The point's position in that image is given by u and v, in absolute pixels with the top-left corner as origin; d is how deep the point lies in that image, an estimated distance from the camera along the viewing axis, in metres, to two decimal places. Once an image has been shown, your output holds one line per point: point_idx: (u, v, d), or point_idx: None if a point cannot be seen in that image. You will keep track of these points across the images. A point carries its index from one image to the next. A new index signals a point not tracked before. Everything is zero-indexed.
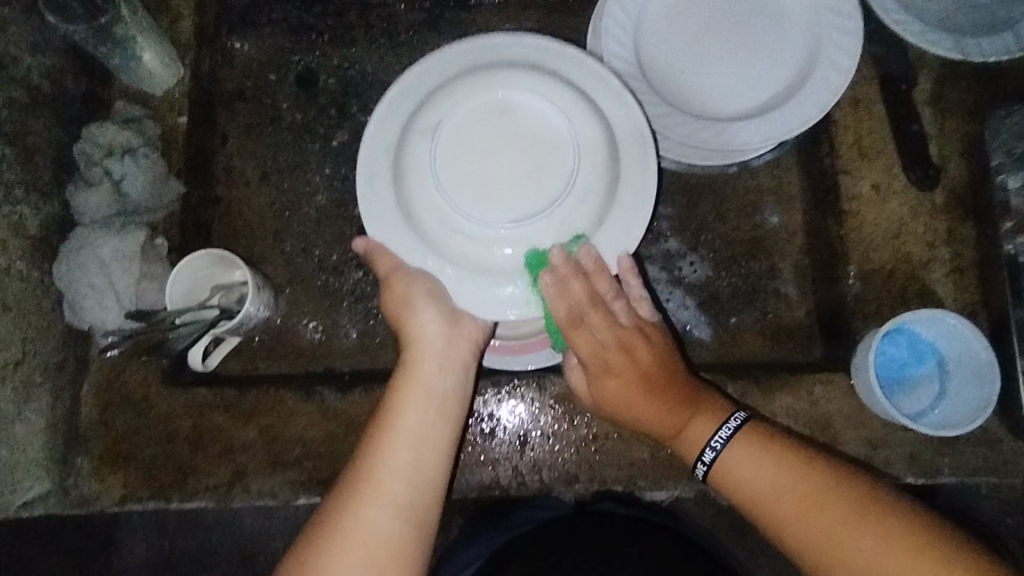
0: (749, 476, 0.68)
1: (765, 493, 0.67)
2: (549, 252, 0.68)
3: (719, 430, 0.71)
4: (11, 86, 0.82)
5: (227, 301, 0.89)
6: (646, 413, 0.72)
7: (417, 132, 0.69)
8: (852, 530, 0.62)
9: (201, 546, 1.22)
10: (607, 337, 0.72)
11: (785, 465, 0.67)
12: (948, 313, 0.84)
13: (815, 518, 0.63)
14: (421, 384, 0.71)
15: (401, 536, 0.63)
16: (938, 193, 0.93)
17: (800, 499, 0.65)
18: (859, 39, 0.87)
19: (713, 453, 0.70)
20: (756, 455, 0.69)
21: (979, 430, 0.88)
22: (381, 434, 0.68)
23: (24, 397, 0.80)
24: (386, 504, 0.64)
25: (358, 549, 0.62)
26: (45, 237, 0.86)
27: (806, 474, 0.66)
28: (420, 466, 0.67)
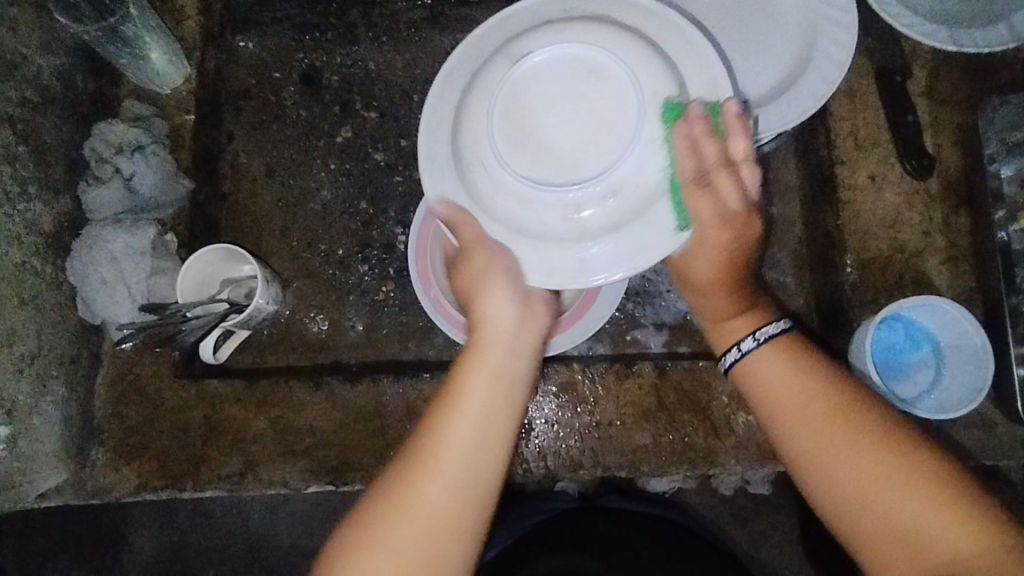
0: (770, 381, 0.68)
1: (768, 394, 0.67)
2: (567, 234, 0.65)
3: (759, 332, 0.71)
4: (23, 85, 0.83)
5: (236, 295, 0.92)
6: (729, 225, 0.64)
7: (506, 54, 0.66)
8: (840, 440, 0.61)
9: (212, 540, 1.24)
10: (731, 196, 0.63)
11: (797, 376, 0.67)
12: (941, 299, 0.86)
13: (802, 422, 0.64)
14: (494, 361, 0.66)
15: (460, 517, 0.60)
16: (933, 182, 0.94)
17: (798, 404, 0.65)
18: (855, 32, 0.88)
19: (739, 354, 0.71)
20: (776, 362, 0.68)
21: (975, 414, 0.89)
22: (444, 410, 0.64)
23: (40, 390, 0.81)
24: (446, 484, 0.60)
25: (413, 529, 0.58)
26: (57, 233, 0.88)
27: (818, 386, 0.65)
28: (484, 446, 0.62)
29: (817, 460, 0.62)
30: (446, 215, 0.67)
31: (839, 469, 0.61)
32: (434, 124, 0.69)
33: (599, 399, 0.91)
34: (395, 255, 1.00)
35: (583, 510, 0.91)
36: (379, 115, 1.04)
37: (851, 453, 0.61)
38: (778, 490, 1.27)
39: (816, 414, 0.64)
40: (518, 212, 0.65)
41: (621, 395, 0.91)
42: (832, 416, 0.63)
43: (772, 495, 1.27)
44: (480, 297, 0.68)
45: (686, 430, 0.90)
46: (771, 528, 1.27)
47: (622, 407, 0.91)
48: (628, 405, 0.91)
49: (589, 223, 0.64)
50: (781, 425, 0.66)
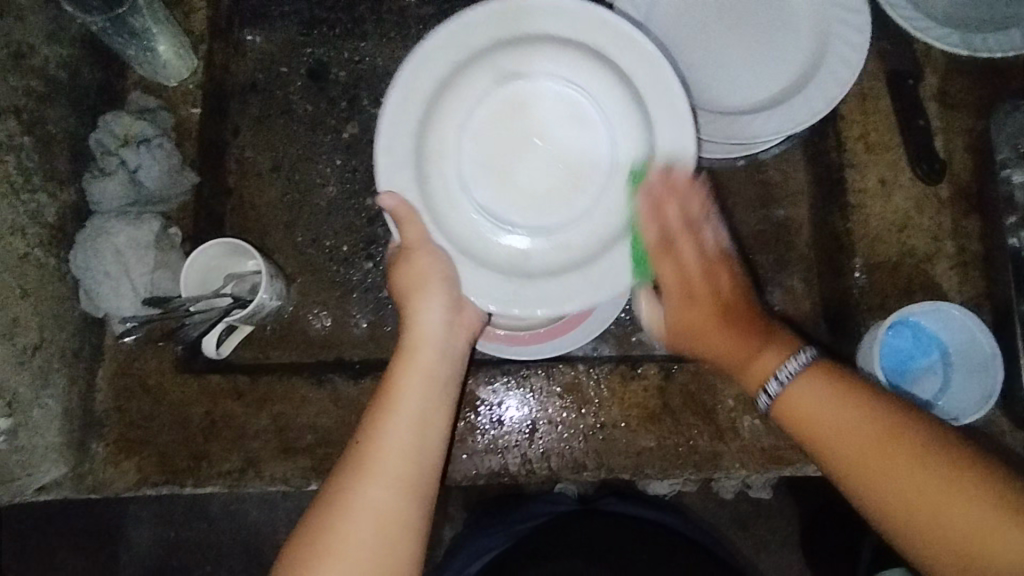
0: (808, 404, 0.65)
1: (816, 429, 0.64)
2: (497, 253, 0.75)
3: (793, 360, 0.68)
4: (30, 75, 0.83)
5: (240, 290, 0.90)
6: (693, 287, 0.75)
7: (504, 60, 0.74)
8: (902, 471, 0.59)
9: (208, 537, 1.23)
10: (691, 263, 0.75)
11: (842, 406, 0.63)
12: (952, 306, 0.85)
13: (862, 455, 0.61)
14: (425, 363, 0.73)
15: (405, 510, 0.64)
16: (943, 187, 0.94)
17: (849, 438, 0.62)
18: (868, 34, 0.87)
19: (775, 390, 0.68)
20: (818, 391, 0.65)
21: (983, 421, 0.89)
22: (381, 411, 0.69)
23: (42, 382, 0.81)
24: (387, 477, 0.65)
25: (361, 520, 0.62)
26: (61, 225, 0.87)
27: (867, 411, 0.62)
28: (418, 440, 0.68)
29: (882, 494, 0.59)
30: (393, 209, 0.71)
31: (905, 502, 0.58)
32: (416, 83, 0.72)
33: (604, 401, 0.90)
34: None
35: (582, 514, 0.90)
36: None
37: (920, 486, 0.58)
38: (779, 495, 1.26)
39: (873, 446, 0.61)
40: (462, 219, 0.75)
41: (626, 397, 0.91)
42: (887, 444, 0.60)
43: (774, 500, 1.26)
44: (411, 306, 0.74)
45: (691, 433, 0.89)
46: (772, 533, 1.26)
47: (626, 409, 0.90)
48: (633, 407, 0.90)
49: (519, 249, 0.76)
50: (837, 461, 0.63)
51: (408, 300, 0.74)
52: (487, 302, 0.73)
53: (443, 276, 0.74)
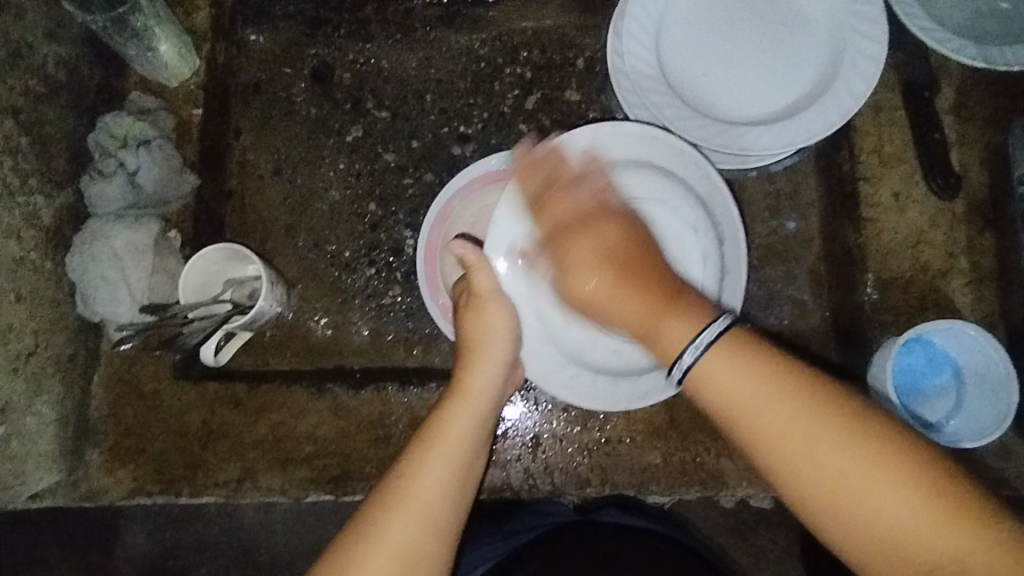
0: (724, 387, 0.57)
1: (730, 412, 0.57)
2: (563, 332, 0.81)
3: (697, 339, 0.59)
4: (28, 74, 0.81)
5: (239, 296, 0.88)
6: (589, 227, 0.70)
7: (638, 177, 0.83)
8: (830, 450, 0.52)
9: (203, 538, 1.21)
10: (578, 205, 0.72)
11: (769, 379, 0.55)
12: (968, 325, 0.83)
13: (772, 433, 0.54)
14: (475, 409, 0.71)
15: (430, 556, 0.62)
16: (958, 203, 0.92)
17: (780, 424, 0.54)
18: (886, 46, 0.86)
19: (682, 369, 0.59)
20: (733, 367, 0.57)
21: (996, 442, 0.87)
22: (422, 444, 0.68)
23: (36, 389, 0.79)
24: (417, 514, 0.63)
25: (383, 553, 0.61)
26: (58, 227, 0.85)
27: (795, 385, 0.55)
28: (457, 482, 0.66)
29: (815, 483, 0.52)
30: (464, 255, 0.75)
31: (832, 485, 0.52)
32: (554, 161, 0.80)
33: (609, 415, 0.89)
34: (403, 260, 0.98)
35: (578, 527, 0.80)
36: (391, 115, 1.01)
37: (843, 465, 0.51)
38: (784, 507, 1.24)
39: (788, 422, 0.54)
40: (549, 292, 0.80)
41: (631, 412, 0.89)
42: (809, 420, 0.53)
43: (779, 512, 1.24)
44: (474, 353, 0.75)
45: (698, 450, 0.88)
46: (775, 545, 1.23)
47: (632, 425, 0.89)
48: (638, 422, 0.89)
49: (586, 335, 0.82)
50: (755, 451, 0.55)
51: (469, 348, 0.75)
52: (533, 371, 0.82)
53: (507, 334, 0.76)
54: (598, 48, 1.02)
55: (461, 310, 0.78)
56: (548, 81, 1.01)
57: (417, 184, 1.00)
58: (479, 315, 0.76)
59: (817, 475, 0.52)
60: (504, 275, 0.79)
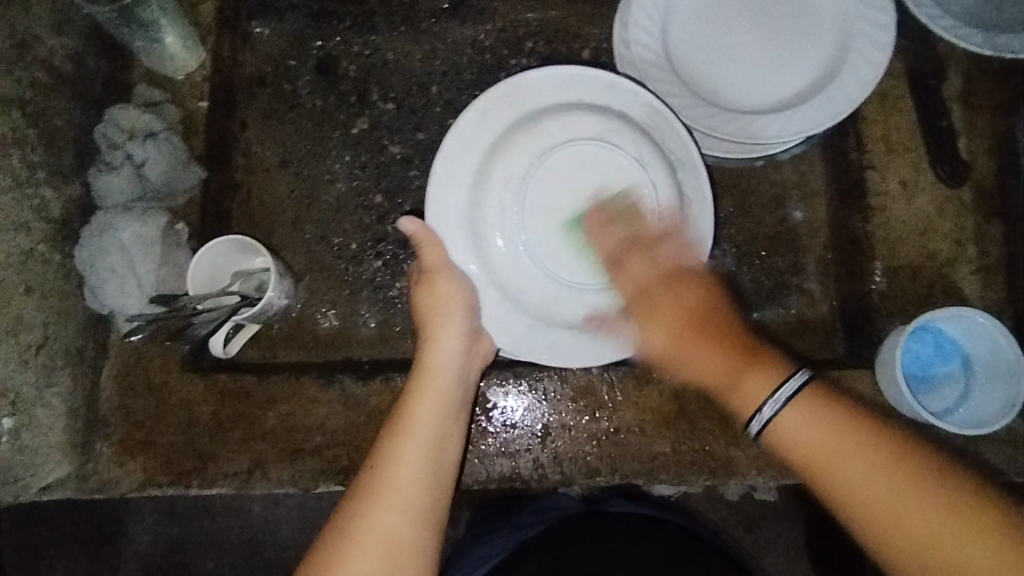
0: (800, 440, 0.61)
1: (810, 461, 0.60)
2: (527, 292, 0.80)
3: (777, 393, 0.63)
4: (35, 66, 0.81)
5: (247, 288, 0.89)
6: (674, 288, 0.73)
7: (565, 119, 0.78)
8: (931, 510, 0.55)
9: (210, 533, 1.21)
10: (646, 278, 0.75)
11: (844, 437, 0.59)
12: (976, 312, 0.83)
13: (865, 485, 0.57)
14: (440, 391, 0.73)
15: (416, 540, 0.63)
16: (966, 191, 0.92)
17: (870, 478, 0.57)
18: (893, 31, 0.85)
19: (761, 422, 0.63)
20: (815, 421, 0.61)
21: (1005, 430, 0.87)
22: (395, 435, 0.68)
23: (47, 380, 0.79)
24: (399, 502, 0.63)
25: (370, 544, 0.61)
26: (66, 219, 0.85)
27: (879, 445, 0.58)
28: (434, 464, 0.67)
29: (906, 540, 0.55)
30: (413, 232, 0.78)
31: (927, 543, 0.54)
32: (470, 130, 0.80)
33: (618, 404, 0.89)
34: (410, 252, 0.97)
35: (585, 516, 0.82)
36: (396, 107, 1.01)
37: (931, 517, 0.54)
38: (789, 500, 1.23)
39: (866, 469, 0.57)
40: (499, 253, 0.79)
41: (640, 402, 0.89)
42: (901, 474, 0.56)
43: (784, 504, 1.23)
44: (431, 330, 0.76)
45: (707, 438, 0.88)
46: (780, 536, 1.23)
47: (641, 414, 0.89)
48: (647, 411, 0.89)
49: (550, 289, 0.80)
50: (842, 498, 0.58)
51: (427, 325, 0.77)
52: (502, 340, 0.81)
53: (462, 304, 0.77)
54: (604, 39, 1.02)
55: (414, 288, 0.80)
56: None
57: (423, 175, 1.00)
58: (431, 288, 0.78)
59: (905, 532, 0.55)
60: (452, 243, 0.80)
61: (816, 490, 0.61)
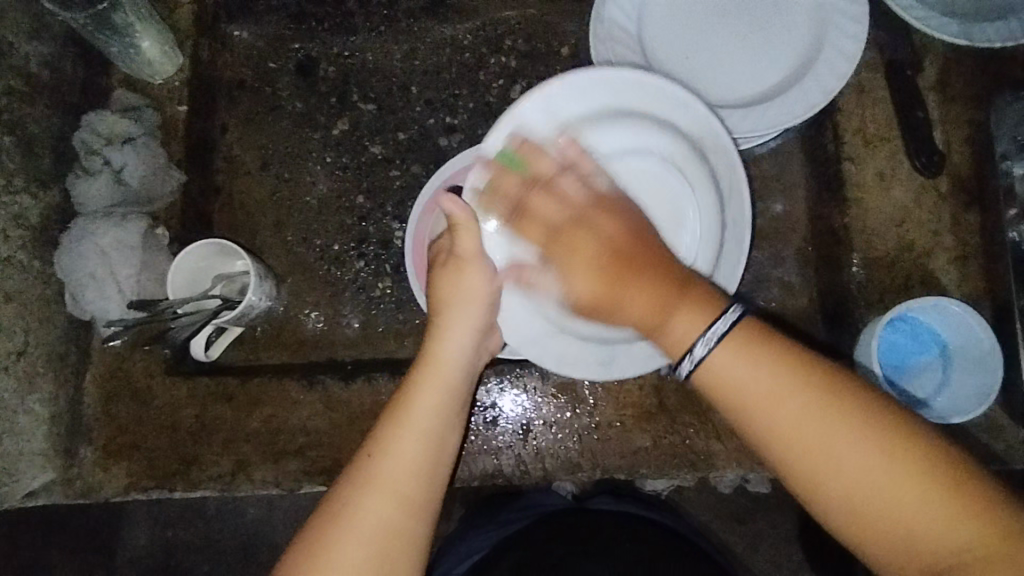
0: (733, 379, 0.58)
1: (738, 396, 0.58)
2: (551, 303, 0.77)
3: (708, 331, 0.60)
4: (9, 74, 0.81)
5: (229, 291, 0.89)
6: (585, 224, 0.70)
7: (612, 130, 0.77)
8: (876, 460, 0.53)
9: (205, 536, 1.22)
10: (550, 212, 0.71)
11: (764, 355, 0.58)
12: (951, 302, 0.84)
13: (812, 434, 0.55)
14: (447, 379, 0.71)
15: (411, 533, 0.63)
16: (943, 181, 0.92)
17: (806, 417, 0.55)
18: (866, 24, 0.86)
19: (693, 361, 0.60)
20: (742, 358, 0.58)
21: (982, 418, 0.87)
22: (393, 422, 0.68)
23: (28, 386, 0.80)
24: (391, 494, 0.64)
25: (358, 535, 0.61)
26: (45, 227, 0.86)
27: (798, 372, 0.57)
28: (430, 457, 0.67)
29: (830, 478, 0.54)
30: (454, 214, 0.72)
31: (882, 513, 0.52)
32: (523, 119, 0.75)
33: (599, 400, 0.90)
34: (392, 252, 0.98)
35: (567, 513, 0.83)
36: (376, 107, 1.01)
37: (864, 463, 0.53)
38: (779, 492, 1.24)
39: (793, 408, 0.56)
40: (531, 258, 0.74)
41: (621, 397, 0.90)
42: (833, 410, 0.55)
43: (774, 496, 1.24)
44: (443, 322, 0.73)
45: (688, 432, 0.88)
46: (771, 529, 1.23)
47: (621, 409, 0.89)
48: (628, 407, 0.90)
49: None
50: (784, 449, 0.56)
51: (441, 314, 0.73)
52: (511, 339, 0.78)
53: (485, 296, 0.74)
54: (582, 36, 1.02)
55: (437, 269, 0.75)
56: (534, 69, 1.01)
57: (404, 175, 1.00)
58: (457, 278, 0.73)
59: (846, 475, 0.53)
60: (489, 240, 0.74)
61: (744, 428, 0.58)
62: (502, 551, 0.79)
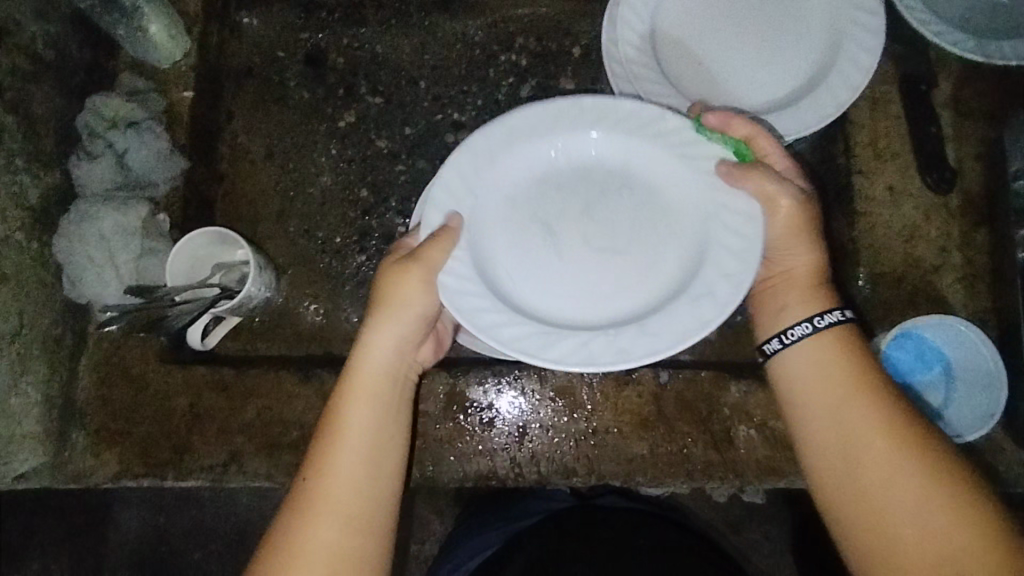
0: (822, 376, 0.67)
1: (818, 395, 0.67)
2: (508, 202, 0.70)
3: (822, 318, 0.69)
4: (15, 52, 0.81)
5: (228, 280, 0.88)
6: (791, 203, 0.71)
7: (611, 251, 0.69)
8: (924, 498, 0.60)
9: (194, 525, 1.21)
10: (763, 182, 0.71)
11: (853, 384, 0.66)
12: (956, 319, 0.84)
13: (876, 448, 0.63)
14: (371, 387, 0.69)
15: (361, 547, 0.64)
16: (953, 198, 0.92)
17: (865, 434, 0.64)
18: (883, 38, 0.85)
19: (793, 341, 0.69)
20: (837, 362, 0.67)
21: (984, 440, 0.87)
22: (327, 442, 0.67)
23: (20, 369, 0.79)
24: (336, 514, 0.64)
25: (308, 560, 0.62)
26: (45, 208, 0.85)
27: (867, 401, 0.65)
28: (371, 468, 0.66)
29: (888, 489, 0.61)
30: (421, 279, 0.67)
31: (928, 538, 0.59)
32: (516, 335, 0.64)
33: (597, 405, 0.89)
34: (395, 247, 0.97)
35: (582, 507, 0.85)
36: (384, 101, 1.00)
37: (919, 491, 0.61)
38: (773, 504, 1.23)
39: (870, 418, 0.64)
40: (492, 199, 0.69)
41: (619, 402, 0.89)
42: (898, 436, 0.63)
43: (768, 507, 1.23)
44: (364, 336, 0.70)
45: (686, 441, 0.88)
46: (763, 540, 1.23)
47: (619, 415, 0.89)
48: (626, 413, 0.89)
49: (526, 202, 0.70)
50: (847, 450, 0.64)
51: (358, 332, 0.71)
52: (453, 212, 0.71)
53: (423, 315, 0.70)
54: (594, 36, 1.01)
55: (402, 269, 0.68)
56: (545, 69, 1.01)
57: (409, 171, 0.99)
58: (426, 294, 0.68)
59: (901, 492, 0.61)
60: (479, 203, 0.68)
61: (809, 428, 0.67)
62: (516, 544, 0.81)
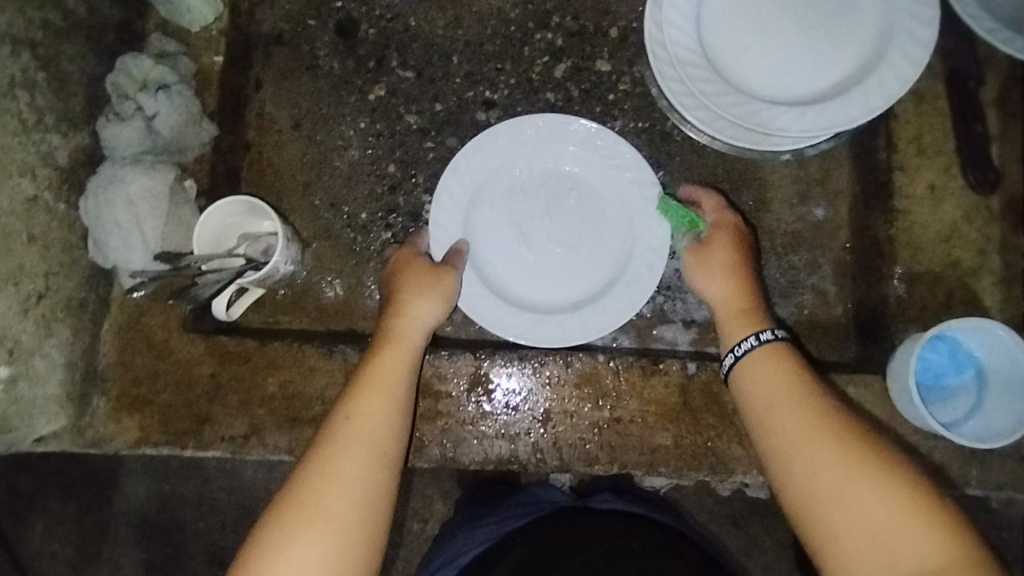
0: (759, 378, 0.72)
1: (758, 397, 0.71)
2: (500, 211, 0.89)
3: (757, 335, 0.75)
4: (47, 7, 0.79)
5: (253, 251, 0.86)
6: (713, 243, 0.82)
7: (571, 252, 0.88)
8: (868, 489, 0.60)
9: (201, 495, 1.21)
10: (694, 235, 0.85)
11: (787, 385, 0.69)
12: (995, 324, 0.81)
13: (816, 438, 0.64)
14: (409, 341, 0.77)
15: (377, 478, 0.66)
16: (995, 199, 0.90)
17: (803, 429, 0.66)
18: (937, 29, 0.82)
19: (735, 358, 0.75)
20: (774, 368, 0.71)
21: (1012, 446, 0.86)
22: (364, 382, 0.73)
23: (46, 330, 0.78)
24: (361, 444, 0.68)
25: (334, 482, 0.65)
26: (73, 168, 0.84)
27: (798, 406, 0.67)
28: (395, 409, 0.72)
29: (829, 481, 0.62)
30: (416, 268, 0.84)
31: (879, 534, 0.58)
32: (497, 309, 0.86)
33: (622, 393, 0.88)
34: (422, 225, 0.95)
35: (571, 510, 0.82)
36: (416, 75, 0.98)
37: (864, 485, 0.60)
38: None
39: (808, 413, 0.67)
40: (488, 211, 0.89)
41: (645, 392, 0.88)
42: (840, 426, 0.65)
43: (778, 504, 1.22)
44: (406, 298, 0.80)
45: (711, 434, 0.87)
46: (770, 537, 1.22)
47: (645, 405, 0.88)
48: (652, 403, 0.88)
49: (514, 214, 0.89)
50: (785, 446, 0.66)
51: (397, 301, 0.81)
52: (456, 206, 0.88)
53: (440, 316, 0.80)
54: (633, 17, 0.99)
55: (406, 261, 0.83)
56: (581, 49, 0.98)
57: (438, 148, 0.97)
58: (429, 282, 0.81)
59: (840, 485, 0.61)
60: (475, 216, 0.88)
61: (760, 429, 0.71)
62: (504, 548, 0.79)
